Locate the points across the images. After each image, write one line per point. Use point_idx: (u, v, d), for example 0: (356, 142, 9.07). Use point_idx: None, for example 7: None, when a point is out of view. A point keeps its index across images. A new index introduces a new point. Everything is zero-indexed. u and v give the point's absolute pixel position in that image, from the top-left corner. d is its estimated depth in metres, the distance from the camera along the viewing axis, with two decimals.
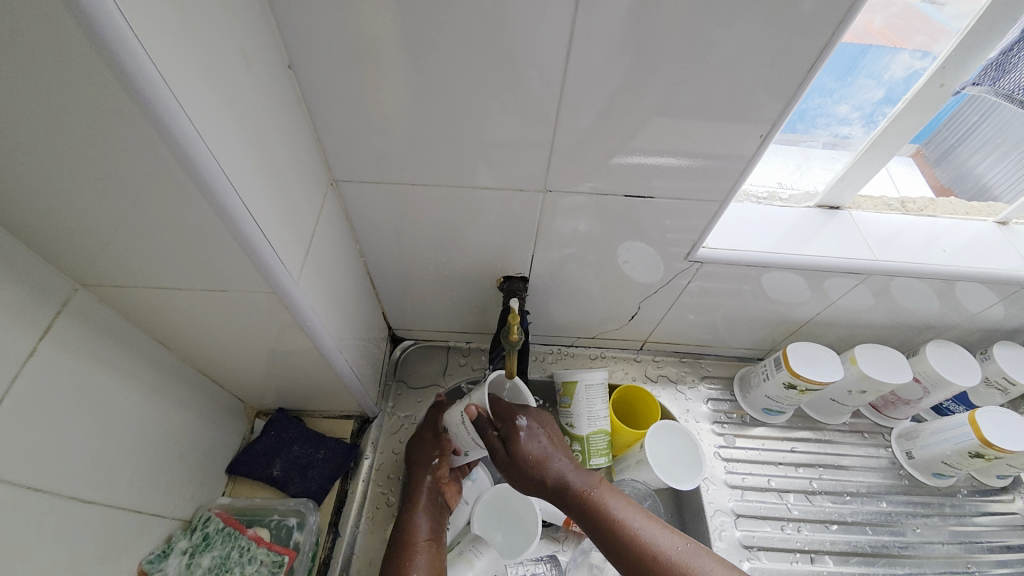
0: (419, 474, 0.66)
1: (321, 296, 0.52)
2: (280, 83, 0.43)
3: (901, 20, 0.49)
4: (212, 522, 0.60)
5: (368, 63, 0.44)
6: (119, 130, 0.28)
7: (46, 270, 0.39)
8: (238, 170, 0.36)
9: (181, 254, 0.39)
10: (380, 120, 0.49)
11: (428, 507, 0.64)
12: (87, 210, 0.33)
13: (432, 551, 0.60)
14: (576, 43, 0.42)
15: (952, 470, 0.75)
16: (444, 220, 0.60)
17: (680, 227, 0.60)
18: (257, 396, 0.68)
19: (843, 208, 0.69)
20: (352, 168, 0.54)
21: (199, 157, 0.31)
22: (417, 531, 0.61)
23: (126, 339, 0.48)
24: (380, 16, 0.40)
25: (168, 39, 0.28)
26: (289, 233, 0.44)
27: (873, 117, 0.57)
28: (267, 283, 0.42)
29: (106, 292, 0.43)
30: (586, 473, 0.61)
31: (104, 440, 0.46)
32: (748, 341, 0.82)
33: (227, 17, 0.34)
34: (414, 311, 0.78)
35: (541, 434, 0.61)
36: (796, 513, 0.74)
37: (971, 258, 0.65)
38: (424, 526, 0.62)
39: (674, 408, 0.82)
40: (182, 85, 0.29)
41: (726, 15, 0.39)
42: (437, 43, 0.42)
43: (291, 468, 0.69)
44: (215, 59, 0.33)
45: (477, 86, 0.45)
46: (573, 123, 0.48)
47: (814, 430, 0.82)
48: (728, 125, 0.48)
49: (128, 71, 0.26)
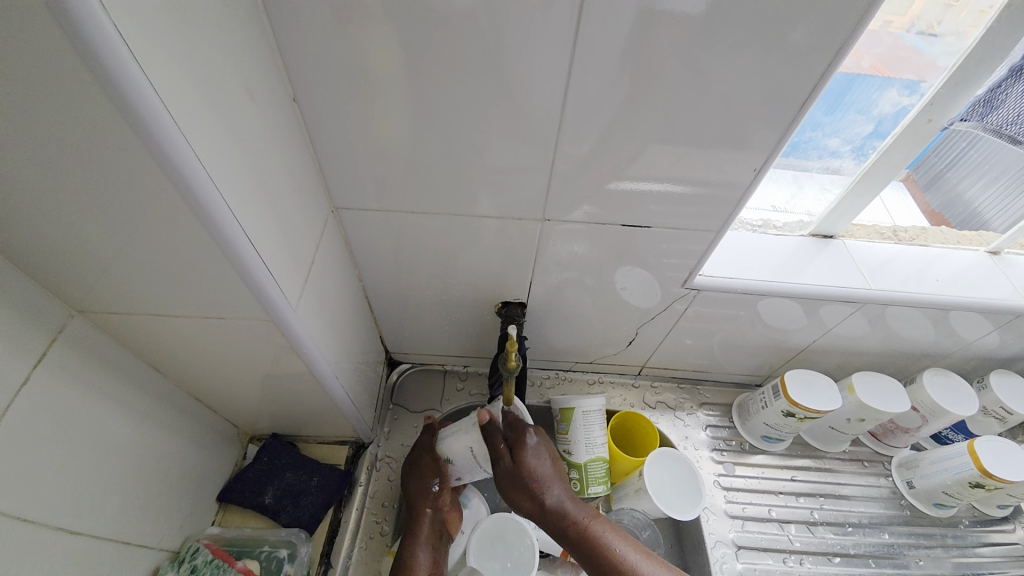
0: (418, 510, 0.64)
1: (318, 322, 0.52)
2: (284, 113, 0.44)
3: (892, 54, 0.50)
4: (201, 554, 0.59)
5: (371, 94, 0.45)
6: (126, 161, 0.29)
7: (44, 297, 0.39)
8: (241, 198, 0.36)
9: (181, 281, 0.39)
10: (382, 149, 0.50)
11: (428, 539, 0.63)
12: (87, 239, 0.34)
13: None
14: (574, 76, 0.43)
15: (953, 500, 0.74)
16: (443, 246, 0.61)
17: (677, 254, 0.61)
18: (251, 421, 0.68)
19: (837, 237, 0.70)
20: (353, 195, 0.54)
21: (200, 187, 0.31)
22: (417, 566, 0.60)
23: (121, 364, 0.47)
24: (385, 50, 0.42)
25: (175, 73, 0.29)
26: (289, 260, 0.44)
27: (863, 150, 0.59)
28: (265, 310, 0.42)
29: (103, 319, 0.43)
30: (582, 503, 0.62)
31: (94, 467, 0.46)
32: (746, 367, 0.82)
33: (235, 51, 0.35)
34: (411, 335, 0.78)
35: (545, 454, 0.62)
36: (797, 544, 0.73)
37: (964, 287, 0.66)
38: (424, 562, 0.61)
39: (672, 435, 0.81)
40: (188, 117, 0.30)
41: (718, 52, 0.41)
42: (440, 76, 0.43)
43: (283, 496, 0.67)
44: (223, 92, 0.34)
45: (477, 116, 0.47)
46: (571, 152, 0.49)
47: (814, 458, 0.81)
48: (722, 156, 0.49)
49: (136, 105, 0.26)
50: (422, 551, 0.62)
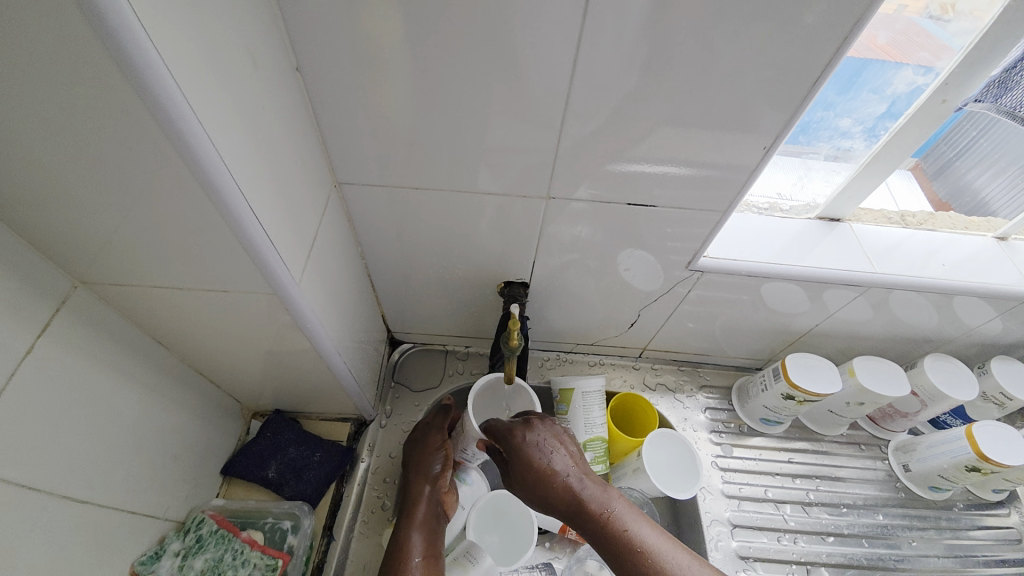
0: (417, 486, 0.65)
1: (321, 298, 0.52)
2: (286, 84, 0.43)
3: (904, 36, 0.49)
4: (206, 524, 0.60)
5: (374, 66, 0.44)
6: (128, 128, 0.28)
7: (45, 266, 0.38)
8: (243, 171, 0.35)
9: (184, 254, 0.38)
10: (384, 123, 0.49)
11: (422, 520, 0.63)
12: (91, 208, 0.33)
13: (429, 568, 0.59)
14: (582, 51, 0.42)
15: (948, 484, 0.75)
16: (446, 224, 0.60)
17: (682, 235, 0.60)
18: (254, 397, 0.68)
19: (844, 220, 0.69)
20: (356, 170, 0.54)
21: (206, 158, 0.31)
22: (413, 549, 0.60)
23: (124, 337, 0.47)
24: (388, 19, 0.40)
25: (179, 39, 0.28)
26: (292, 234, 0.44)
27: (875, 131, 0.58)
28: (269, 284, 0.42)
29: (106, 290, 0.43)
30: (604, 492, 0.58)
31: (98, 438, 0.46)
32: (747, 351, 0.82)
33: (236, 17, 0.34)
34: (413, 314, 0.78)
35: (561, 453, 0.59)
36: (793, 524, 0.74)
37: (969, 272, 0.66)
38: (419, 543, 0.60)
39: (672, 416, 0.82)
40: (192, 84, 0.29)
41: (734, 26, 0.40)
42: (444, 48, 0.42)
43: (286, 470, 0.68)
44: (225, 59, 0.33)
45: (483, 91, 0.45)
46: (578, 129, 0.48)
47: (812, 441, 0.82)
48: (733, 136, 0.48)
49: (139, 70, 0.26)
50: (417, 532, 0.61)
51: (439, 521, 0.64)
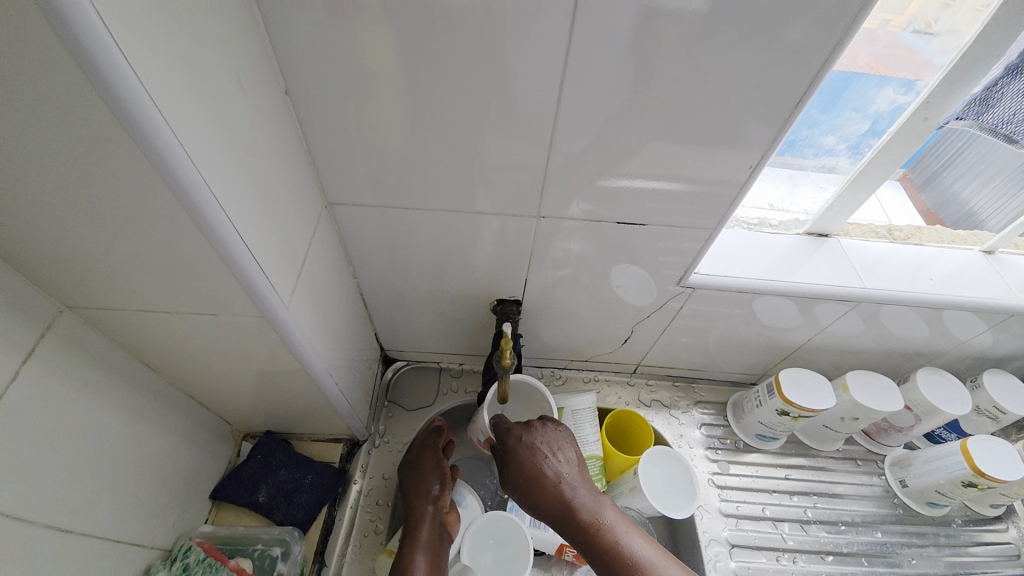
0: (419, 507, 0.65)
1: (312, 320, 0.52)
2: (277, 107, 0.44)
3: (888, 52, 0.50)
4: (193, 552, 0.59)
5: (364, 89, 0.45)
6: (115, 155, 0.28)
7: (31, 292, 0.38)
8: (231, 194, 0.36)
9: (174, 278, 0.38)
10: (375, 144, 0.49)
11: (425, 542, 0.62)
12: (78, 235, 0.33)
13: None
14: (568, 73, 0.43)
15: (946, 500, 0.74)
16: (437, 243, 0.61)
17: (674, 251, 0.61)
18: (245, 419, 0.67)
19: (832, 236, 0.70)
20: (347, 192, 0.54)
21: (191, 184, 0.31)
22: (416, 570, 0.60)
23: (112, 360, 0.47)
24: (378, 44, 0.41)
25: (164, 66, 0.29)
26: (282, 257, 0.44)
27: (859, 147, 0.59)
28: (258, 307, 0.42)
29: (93, 314, 0.42)
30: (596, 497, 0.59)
31: (84, 465, 0.45)
32: (741, 365, 0.82)
33: (226, 43, 0.35)
34: (406, 333, 0.77)
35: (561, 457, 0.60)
36: (791, 543, 0.73)
37: (957, 287, 0.66)
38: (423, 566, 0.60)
39: (667, 433, 0.81)
40: (177, 110, 0.30)
41: (714, 48, 0.41)
42: (434, 71, 0.43)
43: (276, 494, 0.67)
44: (214, 84, 0.34)
45: (472, 112, 0.46)
46: (566, 148, 0.49)
47: (808, 457, 0.81)
48: (718, 154, 0.49)
49: (122, 98, 0.26)
50: (421, 554, 0.61)
51: (443, 542, 0.64)
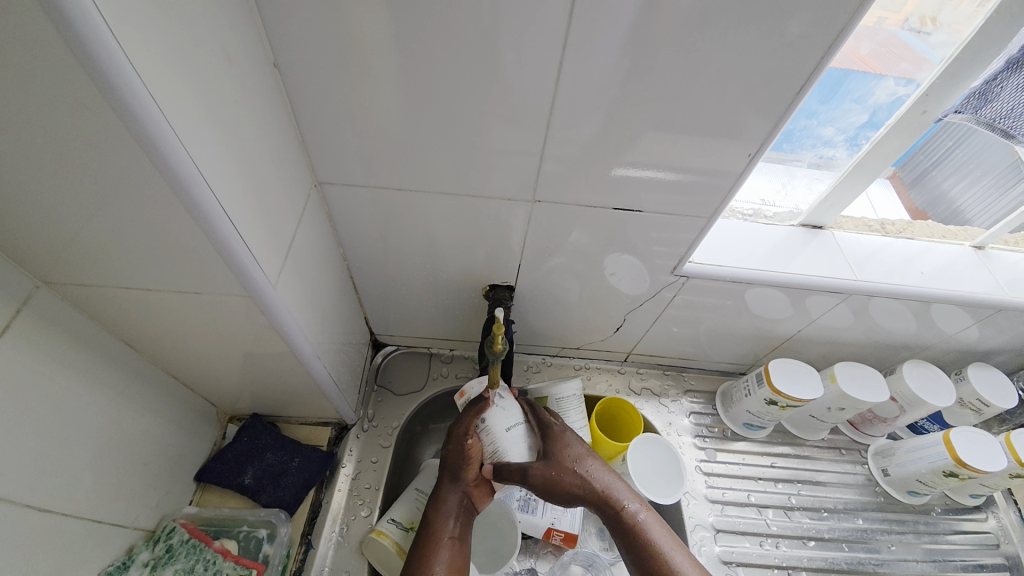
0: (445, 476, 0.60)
1: (300, 302, 0.51)
2: (264, 81, 0.42)
3: (884, 48, 0.51)
4: (177, 533, 0.58)
5: (357, 63, 0.43)
6: (85, 120, 0.27)
7: (3, 266, 0.36)
8: (214, 170, 0.34)
9: (153, 253, 0.37)
10: (368, 121, 0.48)
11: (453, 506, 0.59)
12: (48, 205, 0.32)
13: (457, 556, 0.57)
14: (569, 52, 0.41)
15: (927, 487, 0.76)
16: (429, 227, 0.60)
17: (668, 240, 0.60)
18: (231, 401, 0.66)
19: (826, 228, 0.70)
20: (338, 170, 0.53)
21: (174, 158, 0.30)
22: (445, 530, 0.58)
23: (91, 338, 0.46)
24: (372, 16, 0.39)
25: (139, 29, 0.27)
26: (269, 236, 0.43)
27: (857, 140, 0.59)
28: (244, 287, 0.41)
29: (71, 291, 0.41)
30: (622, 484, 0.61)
31: (62, 446, 0.44)
32: (731, 356, 0.83)
33: (209, 10, 0.33)
34: (397, 317, 0.76)
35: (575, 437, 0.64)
36: (774, 529, 0.74)
37: (946, 281, 0.67)
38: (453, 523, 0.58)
39: (657, 421, 0.82)
40: (159, 78, 0.28)
41: (717, 33, 0.40)
42: (431, 46, 0.41)
43: (263, 477, 0.66)
44: (197, 51, 0.32)
45: (469, 90, 0.45)
46: (563, 132, 0.48)
47: (794, 446, 0.82)
48: (716, 143, 0.49)
49: (97, 61, 0.24)
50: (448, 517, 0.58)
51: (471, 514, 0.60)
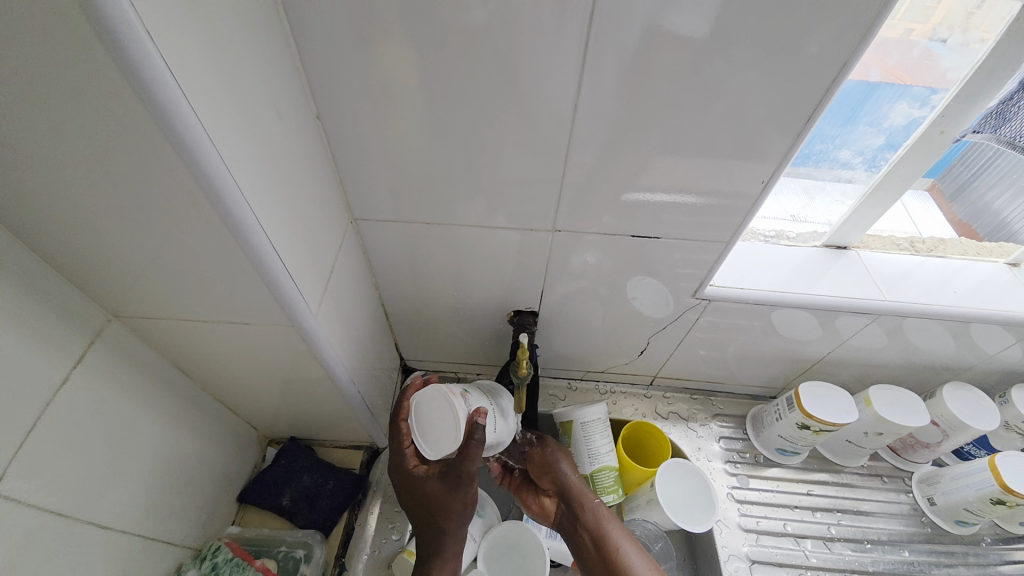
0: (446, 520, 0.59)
1: (337, 330, 0.54)
2: (309, 130, 0.47)
3: (910, 62, 0.50)
4: (221, 552, 0.60)
5: (391, 109, 0.47)
6: (162, 175, 0.31)
7: (82, 302, 0.41)
8: (266, 211, 0.38)
9: (210, 288, 0.41)
10: (398, 161, 0.52)
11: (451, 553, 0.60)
12: (122, 247, 0.36)
13: None
14: (584, 90, 0.44)
15: (976, 518, 0.72)
16: (456, 257, 0.63)
17: (689, 263, 0.61)
18: (270, 425, 0.70)
19: (851, 248, 0.69)
20: (371, 207, 0.57)
21: (235, 206, 0.34)
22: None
23: (151, 366, 0.50)
24: (404, 69, 0.44)
25: (208, 93, 0.31)
26: (311, 268, 0.46)
27: (875, 161, 0.59)
28: (288, 317, 0.44)
29: (136, 323, 0.45)
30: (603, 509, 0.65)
31: (123, 465, 0.48)
32: (760, 378, 0.81)
33: (267, 73, 0.38)
34: (425, 343, 0.79)
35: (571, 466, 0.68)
36: (814, 560, 0.71)
37: (982, 300, 0.65)
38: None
39: (685, 446, 0.81)
40: (221, 134, 0.32)
41: (726, 67, 0.42)
42: (455, 91, 0.45)
43: (299, 498, 0.69)
44: (255, 110, 0.36)
45: (491, 130, 0.48)
46: (581, 161, 0.51)
47: (831, 473, 0.79)
48: (731, 168, 0.50)
49: (174, 125, 0.28)
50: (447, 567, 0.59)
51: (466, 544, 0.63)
